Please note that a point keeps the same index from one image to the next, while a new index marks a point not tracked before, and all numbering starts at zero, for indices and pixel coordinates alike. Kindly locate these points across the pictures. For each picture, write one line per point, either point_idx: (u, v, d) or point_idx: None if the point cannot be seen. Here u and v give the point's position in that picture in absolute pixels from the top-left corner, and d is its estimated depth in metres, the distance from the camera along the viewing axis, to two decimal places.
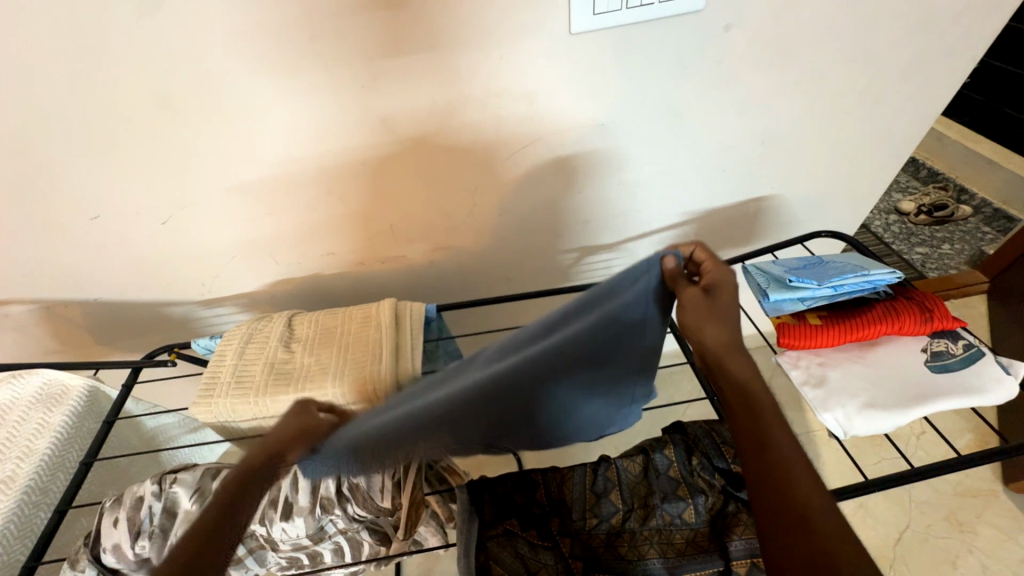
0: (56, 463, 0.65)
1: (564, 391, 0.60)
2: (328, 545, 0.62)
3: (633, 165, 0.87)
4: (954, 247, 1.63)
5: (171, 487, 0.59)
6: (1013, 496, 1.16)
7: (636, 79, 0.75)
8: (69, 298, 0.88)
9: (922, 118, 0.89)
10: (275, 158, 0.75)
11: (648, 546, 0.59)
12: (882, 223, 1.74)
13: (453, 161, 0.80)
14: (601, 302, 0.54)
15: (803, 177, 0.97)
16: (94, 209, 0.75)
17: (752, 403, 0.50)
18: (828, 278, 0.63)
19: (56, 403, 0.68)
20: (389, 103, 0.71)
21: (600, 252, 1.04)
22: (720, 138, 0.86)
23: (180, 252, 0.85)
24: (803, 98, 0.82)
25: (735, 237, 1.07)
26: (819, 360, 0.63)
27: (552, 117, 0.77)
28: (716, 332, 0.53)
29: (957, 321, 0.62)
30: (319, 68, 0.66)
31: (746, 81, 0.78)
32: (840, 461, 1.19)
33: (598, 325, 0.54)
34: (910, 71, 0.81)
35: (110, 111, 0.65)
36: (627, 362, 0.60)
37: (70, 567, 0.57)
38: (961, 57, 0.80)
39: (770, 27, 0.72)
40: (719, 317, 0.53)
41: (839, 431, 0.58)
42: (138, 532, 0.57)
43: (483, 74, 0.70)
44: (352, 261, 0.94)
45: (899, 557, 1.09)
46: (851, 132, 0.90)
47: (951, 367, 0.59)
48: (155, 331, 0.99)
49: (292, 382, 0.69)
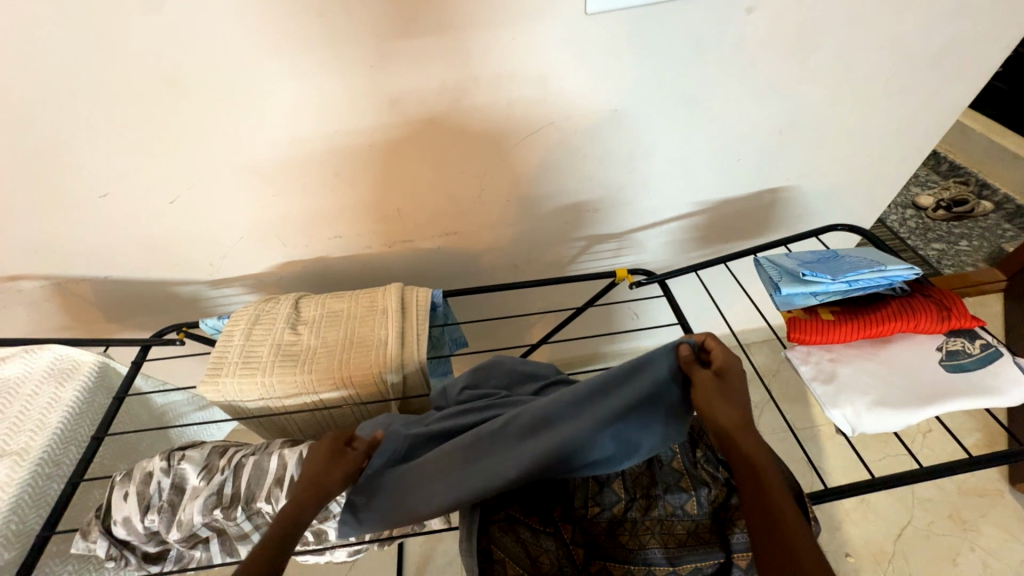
0: (68, 437, 0.66)
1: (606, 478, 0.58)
2: (333, 523, 0.63)
3: (646, 153, 0.86)
4: (972, 244, 1.60)
5: (179, 463, 0.59)
6: (1019, 496, 1.15)
7: (653, 64, 0.73)
8: (80, 274, 0.89)
9: (949, 109, 0.86)
10: (283, 139, 0.74)
11: (649, 536, 0.58)
12: (898, 218, 1.70)
13: (461, 145, 0.79)
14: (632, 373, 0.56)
15: (821, 169, 0.94)
16: (102, 186, 0.75)
17: (758, 476, 0.48)
18: (843, 273, 0.62)
19: (68, 378, 0.69)
20: (398, 84, 0.69)
21: (609, 241, 1.02)
22: (737, 127, 0.83)
23: (188, 232, 0.85)
24: (825, 87, 0.80)
25: (748, 228, 1.05)
26: (830, 356, 0.62)
27: (565, 102, 0.75)
28: (727, 410, 0.51)
29: (975, 320, 0.60)
30: (326, 45, 0.64)
31: (767, 67, 0.76)
32: (843, 457, 1.19)
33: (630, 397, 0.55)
34: (939, 59, 0.78)
35: (117, 88, 0.64)
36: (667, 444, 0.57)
37: (82, 537, 0.57)
38: (994, 44, 0.77)
39: (794, 9, 0.69)
40: (729, 399, 0.52)
41: (847, 427, 0.57)
42: (148, 506, 0.58)
43: (494, 55, 0.68)
44: (359, 245, 0.93)
45: (899, 553, 1.09)
46: (873, 123, 0.87)
47: (966, 367, 0.57)
48: (164, 309, 1.00)
49: (299, 364, 0.69)
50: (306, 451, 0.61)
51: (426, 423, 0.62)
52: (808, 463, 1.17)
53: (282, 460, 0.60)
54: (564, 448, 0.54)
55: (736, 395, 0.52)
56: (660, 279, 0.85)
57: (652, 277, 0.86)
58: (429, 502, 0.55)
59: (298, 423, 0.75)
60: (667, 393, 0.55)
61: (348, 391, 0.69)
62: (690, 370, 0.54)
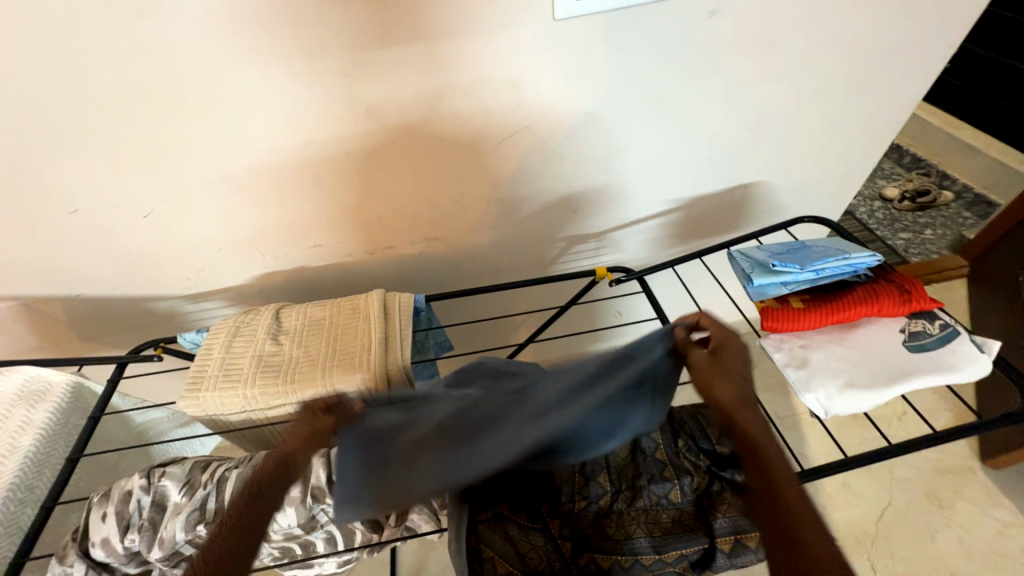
0: (41, 460, 0.64)
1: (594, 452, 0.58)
2: (320, 534, 0.62)
3: (621, 154, 0.88)
4: (936, 232, 1.67)
5: (159, 480, 0.58)
6: (989, 472, 1.20)
7: (623, 67, 0.75)
8: (50, 293, 0.87)
9: (904, 103, 0.90)
10: (258, 149, 0.73)
11: (634, 526, 0.60)
12: (866, 210, 1.77)
13: (439, 149, 0.80)
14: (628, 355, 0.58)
15: (788, 164, 0.98)
16: (72, 202, 0.74)
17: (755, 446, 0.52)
18: (811, 262, 0.65)
19: (40, 400, 0.67)
20: (373, 90, 0.70)
21: (588, 241, 1.04)
22: (707, 125, 0.86)
23: (163, 245, 0.84)
24: (787, 85, 0.83)
25: (722, 224, 1.08)
26: (802, 343, 0.64)
27: (539, 105, 0.77)
28: (725, 385, 0.55)
29: (934, 302, 0.63)
30: (300, 54, 0.64)
31: (732, 68, 0.79)
32: (824, 442, 1.23)
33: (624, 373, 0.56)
34: (891, 57, 0.82)
35: (84, 102, 0.64)
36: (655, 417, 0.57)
37: (57, 562, 0.55)
38: (940, 42, 0.81)
39: (754, 11, 0.72)
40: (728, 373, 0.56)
41: (820, 410, 0.59)
42: (127, 526, 0.56)
43: (468, 61, 0.69)
44: (340, 253, 0.93)
45: (880, 533, 1.13)
46: (835, 118, 0.91)
47: (928, 347, 0.60)
48: (140, 326, 0.98)
49: (282, 374, 0.69)
50: None
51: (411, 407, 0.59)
52: (791, 450, 1.20)
53: None
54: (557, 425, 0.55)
55: (734, 369, 0.56)
56: (639, 276, 0.87)
57: (631, 273, 0.88)
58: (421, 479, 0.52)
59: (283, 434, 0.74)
60: (657, 367, 0.57)
61: None
62: (686, 349, 0.58)
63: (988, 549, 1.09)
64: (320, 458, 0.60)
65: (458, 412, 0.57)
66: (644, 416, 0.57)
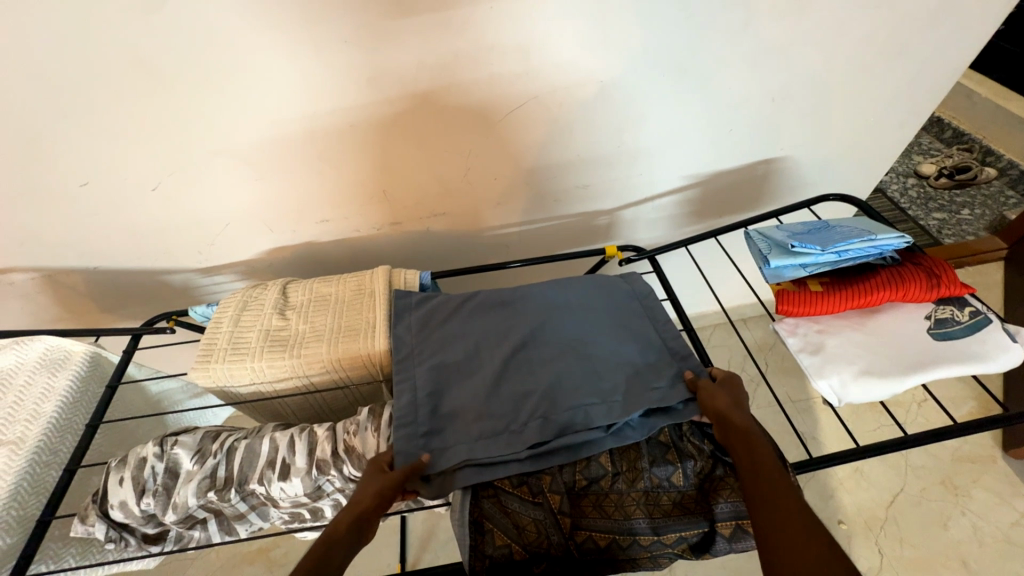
0: (64, 425, 0.67)
1: (566, 340, 0.66)
2: (328, 502, 0.62)
3: (636, 127, 0.83)
4: (974, 213, 1.57)
5: (172, 448, 0.60)
6: (1011, 462, 1.17)
7: (645, 30, 0.70)
8: (69, 265, 0.89)
9: (947, 72, 0.83)
10: (261, 122, 0.72)
11: (635, 506, 0.57)
12: (899, 188, 1.68)
13: (446, 122, 0.77)
14: (550, 288, 0.73)
15: (816, 138, 0.92)
16: (82, 174, 0.74)
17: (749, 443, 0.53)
18: (833, 243, 0.61)
19: (60, 368, 0.70)
20: (376, 58, 0.67)
21: (599, 219, 1.01)
22: (730, 97, 0.81)
23: (173, 219, 0.84)
24: (820, 52, 0.77)
25: (741, 202, 1.03)
26: (818, 327, 0.62)
27: (550, 72, 0.73)
28: (622, 333, 0.67)
29: (966, 287, 0.59)
30: (304, 21, 0.62)
31: (760, 32, 0.73)
32: (836, 428, 1.20)
33: (551, 286, 0.73)
34: (940, 18, 0.75)
35: (91, 70, 0.63)
36: (603, 317, 0.68)
37: (80, 521, 0.58)
38: (996, 2, 0.73)
39: None
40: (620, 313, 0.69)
41: (833, 398, 0.57)
42: (143, 490, 0.58)
43: (475, 28, 0.66)
44: (347, 230, 0.92)
45: (891, 519, 1.11)
46: (872, 89, 0.84)
47: (954, 335, 0.57)
48: (157, 299, 1.00)
49: (288, 348, 0.69)
50: (298, 434, 0.61)
51: (416, 309, 0.70)
52: (801, 433, 1.19)
53: (274, 443, 0.60)
54: (510, 305, 0.70)
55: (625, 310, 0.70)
56: (651, 255, 0.84)
57: (642, 252, 0.85)
58: (431, 372, 0.63)
59: (292, 407, 0.75)
60: (560, 293, 0.71)
61: (340, 373, 0.69)
62: (576, 288, 0.72)
63: (1002, 539, 1.07)
64: (325, 433, 0.61)
65: (483, 302, 0.71)
66: (592, 310, 0.69)
